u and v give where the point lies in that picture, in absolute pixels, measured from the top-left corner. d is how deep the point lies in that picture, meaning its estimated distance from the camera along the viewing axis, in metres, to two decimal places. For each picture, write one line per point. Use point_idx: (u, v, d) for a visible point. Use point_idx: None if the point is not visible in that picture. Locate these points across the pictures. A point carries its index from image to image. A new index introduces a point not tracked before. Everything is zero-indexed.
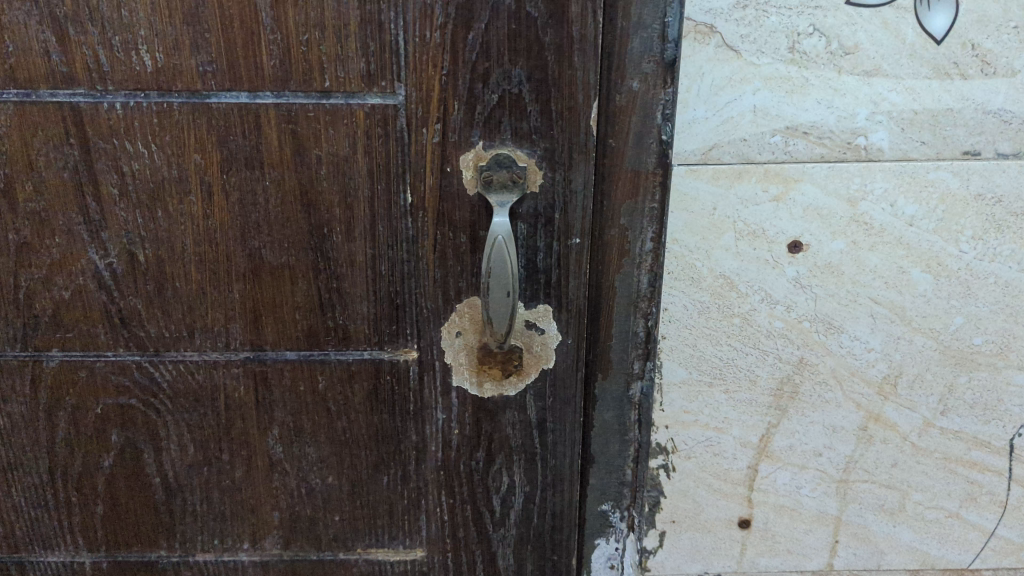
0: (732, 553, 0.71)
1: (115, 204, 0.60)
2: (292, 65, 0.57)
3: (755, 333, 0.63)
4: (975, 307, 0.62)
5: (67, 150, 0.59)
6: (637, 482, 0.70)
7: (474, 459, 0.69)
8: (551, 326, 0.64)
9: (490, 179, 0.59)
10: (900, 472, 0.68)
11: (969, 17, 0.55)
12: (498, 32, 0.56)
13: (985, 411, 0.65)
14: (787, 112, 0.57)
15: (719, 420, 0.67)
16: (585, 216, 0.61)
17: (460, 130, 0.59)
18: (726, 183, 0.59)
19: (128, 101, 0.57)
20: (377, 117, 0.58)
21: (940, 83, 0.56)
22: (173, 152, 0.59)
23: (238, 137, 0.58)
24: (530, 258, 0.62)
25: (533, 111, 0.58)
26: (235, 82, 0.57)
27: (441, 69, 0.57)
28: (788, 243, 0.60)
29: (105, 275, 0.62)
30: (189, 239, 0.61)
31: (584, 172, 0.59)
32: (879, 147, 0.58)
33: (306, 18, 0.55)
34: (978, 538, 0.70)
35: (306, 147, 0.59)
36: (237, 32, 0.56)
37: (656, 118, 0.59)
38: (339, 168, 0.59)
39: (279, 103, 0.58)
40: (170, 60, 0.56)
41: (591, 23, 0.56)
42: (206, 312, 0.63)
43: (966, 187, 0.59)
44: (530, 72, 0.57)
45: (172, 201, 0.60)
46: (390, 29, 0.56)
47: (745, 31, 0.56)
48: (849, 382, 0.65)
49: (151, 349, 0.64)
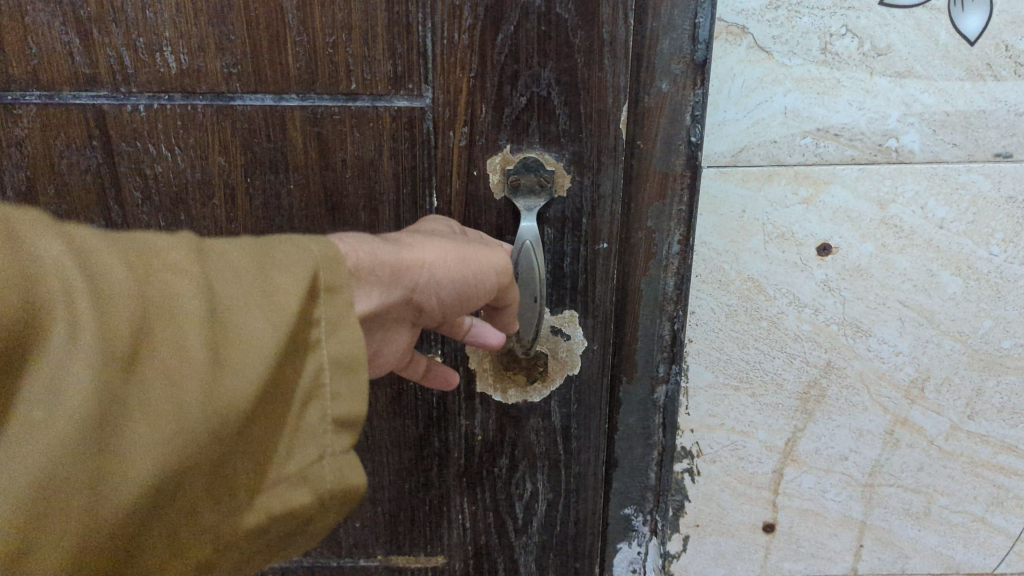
0: (756, 557, 0.71)
1: (138, 207, 0.60)
2: (318, 67, 0.56)
3: (782, 336, 0.63)
4: (1005, 311, 0.61)
5: (89, 153, 0.58)
6: (660, 487, 0.70)
7: (498, 466, 0.69)
8: (577, 332, 0.64)
9: (518, 183, 0.58)
10: (926, 476, 0.67)
11: (1004, 18, 0.54)
12: (528, 34, 0.55)
13: (1012, 414, 0.65)
14: (819, 114, 0.56)
15: (745, 425, 0.66)
16: (613, 220, 0.61)
17: (487, 133, 0.59)
18: (755, 185, 0.58)
19: (152, 103, 0.57)
20: (404, 119, 0.58)
21: (973, 84, 0.56)
22: (196, 154, 0.59)
23: (263, 140, 0.58)
24: (557, 263, 0.62)
25: (562, 113, 0.58)
26: (260, 84, 0.57)
27: (468, 70, 0.57)
28: (817, 246, 0.60)
29: None
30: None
31: (613, 177, 0.59)
32: (910, 149, 0.57)
33: (333, 20, 0.55)
34: (1004, 543, 0.70)
35: (331, 150, 0.58)
36: (263, 34, 0.55)
37: (685, 119, 0.58)
38: (364, 171, 0.59)
39: (305, 105, 0.57)
40: (194, 62, 0.56)
41: (622, 26, 0.55)
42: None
43: (997, 189, 0.58)
44: (559, 75, 0.57)
45: (195, 204, 0.60)
46: (418, 31, 0.55)
47: (777, 32, 0.55)
48: (877, 385, 0.64)
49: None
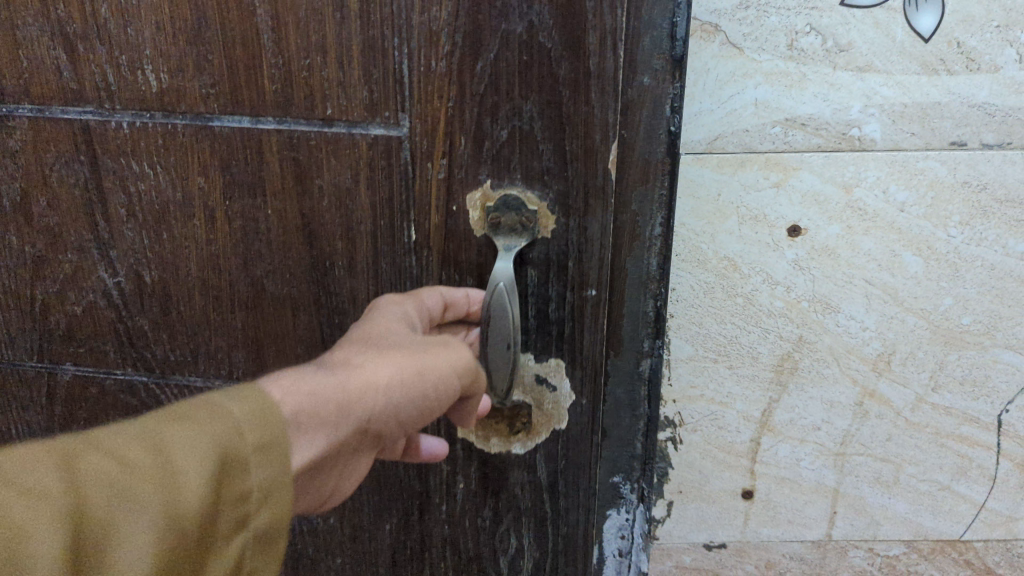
0: (736, 523, 0.76)
1: (123, 223, 0.66)
2: (294, 91, 0.58)
3: (757, 312, 0.68)
4: (963, 289, 0.66)
5: (77, 167, 0.64)
6: (648, 454, 0.74)
7: (481, 517, 0.72)
8: (563, 384, 0.65)
9: (498, 221, 0.60)
10: (893, 446, 0.72)
11: (955, 17, 0.59)
12: (509, 62, 0.55)
13: (973, 387, 0.70)
14: (786, 105, 0.62)
15: (724, 395, 0.72)
16: (599, 268, 0.60)
17: (467, 166, 0.59)
18: (729, 171, 0.64)
19: (134, 120, 0.61)
20: (380, 148, 0.59)
21: (928, 78, 0.61)
22: (177, 174, 0.63)
23: (241, 162, 0.61)
24: (542, 308, 0.63)
25: (546, 149, 0.57)
26: (237, 107, 0.60)
27: (447, 100, 0.57)
28: (787, 227, 0.65)
29: (114, 291, 0.68)
30: (194, 265, 0.66)
31: (600, 220, 0.59)
32: (872, 138, 0.62)
33: (307, 42, 0.56)
34: (969, 510, 0.74)
35: (309, 177, 0.61)
36: (239, 53, 0.58)
37: (666, 109, 0.62)
38: (340, 199, 0.61)
39: (281, 128, 0.60)
40: (174, 81, 0.60)
41: (610, 57, 0.54)
42: (210, 339, 0.69)
43: (953, 175, 0.63)
44: (541, 108, 0.56)
45: (177, 222, 0.65)
46: (393, 57, 0.56)
47: (747, 30, 0.60)
48: (846, 359, 0.69)
49: (157, 370, 0.71)
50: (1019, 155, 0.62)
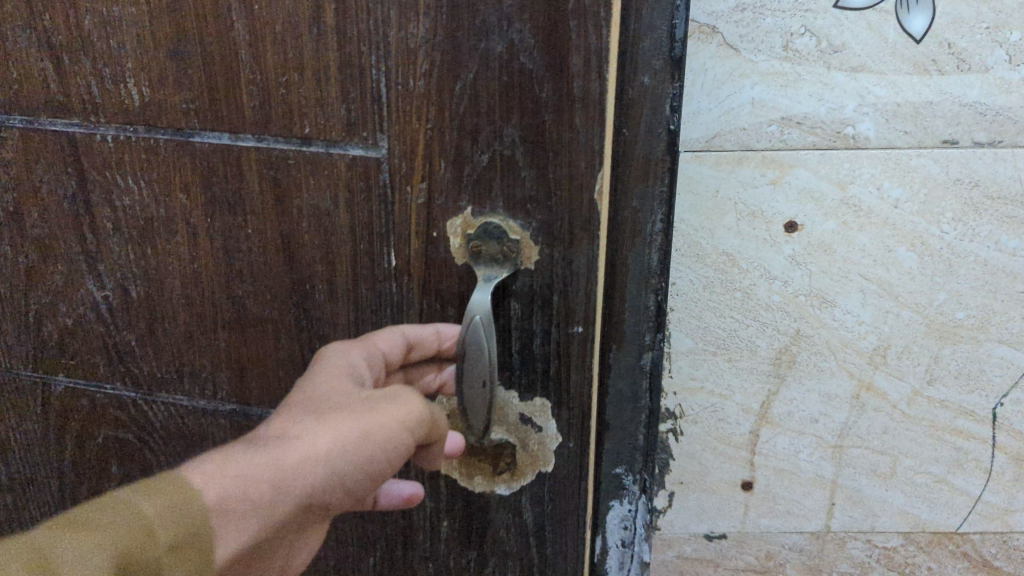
0: (735, 513, 0.78)
1: (110, 236, 0.64)
2: (272, 108, 0.55)
3: (755, 306, 0.70)
4: (957, 284, 0.68)
5: (64, 179, 0.63)
6: (649, 447, 0.76)
7: (465, 558, 0.68)
8: (550, 425, 0.61)
9: (478, 249, 0.55)
10: (890, 439, 0.74)
11: (946, 19, 0.61)
12: (489, 82, 0.50)
13: (968, 380, 0.71)
14: (782, 104, 0.64)
15: (723, 388, 0.73)
16: (587, 304, 0.56)
17: (447, 192, 0.55)
18: (727, 168, 0.66)
19: (118, 133, 0.60)
20: (358, 168, 0.55)
21: (920, 78, 0.62)
22: (159, 189, 0.61)
23: (221, 179, 0.59)
24: (526, 344, 0.58)
25: (528, 176, 0.53)
26: (217, 122, 0.57)
27: (425, 121, 0.53)
28: (784, 223, 0.67)
29: (102, 305, 0.68)
30: (179, 282, 0.64)
31: (586, 253, 0.54)
32: (866, 135, 0.64)
33: (284, 58, 0.53)
34: (965, 503, 0.76)
35: (288, 197, 0.58)
36: (218, 68, 0.55)
37: (665, 109, 0.64)
38: (320, 220, 0.58)
39: (260, 145, 0.57)
40: (154, 95, 0.57)
41: (595, 79, 0.49)
42: (194, 358, 0.68)
43: (945, 172, 0.65)
44: (523, 132, 0.51)
45: (161, 238, 0.63)
46: (370, 74, 0.52)
47: (744, 32, 0.62)
48: (843, 352, 0.71)
49: (144, 387, 0.71)
50: (1010, 153, 0.64)
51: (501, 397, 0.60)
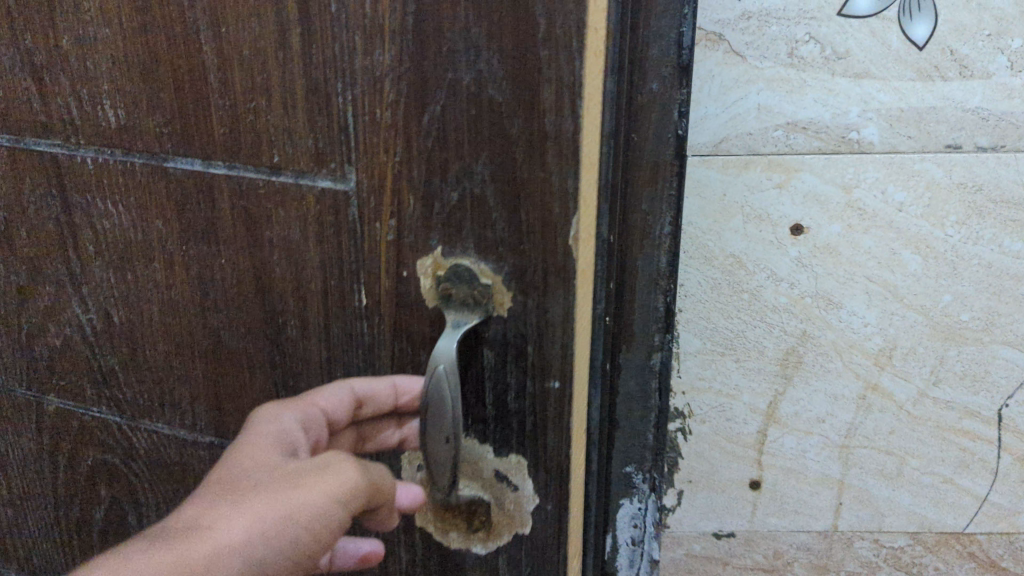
0: (744, 512, 0.80)
1: (93, 261, 0.69)
2: (241, 136, 0.57)
3: (762, 307, 0.71)
4: (961, 286, 0.69)
5: (49, 202, 0.68)
6: (659, 445, 0.78)
7: None
8: (526, 483, 0.59)
9: (450, 293, 0.54)
10: (896, 439, 0.75)
11: (948, 26, 0.62)
12: (456, 114, 0.49)
13: (973, 381, 0.72)
14: (788, 110, 0.65)
15: (731, 388, 0.75)
16: (562, 355, 0.54)
17: (417, 230, 0.54)
18: (734, 172, 0.68)
19: (97, 156, 0.64)
20: (327, 202, 0.56)
21: (923, 85, 0.64)
22: (137, 214, 0.64)
23: (196, 207, 0.61)
24: (501, 395, 0.57)
25: (498, 220, 0.51)
26: (190, 150, 0.59)
27: (393, 154, 0.52)
28: (790, 226, 0.69)
29: (88, 327, 0.72)
30: (156, 309, 0.68)
31: (560, 305, 0.53)
32: (870, 140, 0.66)
33: (253, 84, 0.54)
34: (972, 503, 0.77)
35: (259, 232, 0.60)
36: (189, 94, 0.57)
37: (673, 115, 0.67)
38: (291, 254, 0.59)
39: (231, 173, 0.58)
40: (130, 116, 0.60)
41: (567, 117, 0.47)
42: (176, 387, 0.71)
43: (948, 176, 0.66)
44: (493, 170, 0.50)
45: (140, 264, 0.67)
46: (336, 97, 0.52)
47: (750, 39, 0.64)
48: (849, 353, 0.72)
49: (128, 412, 0.75)
50: (1013, 157, 0.65)
51: (475, 448, 0.59)
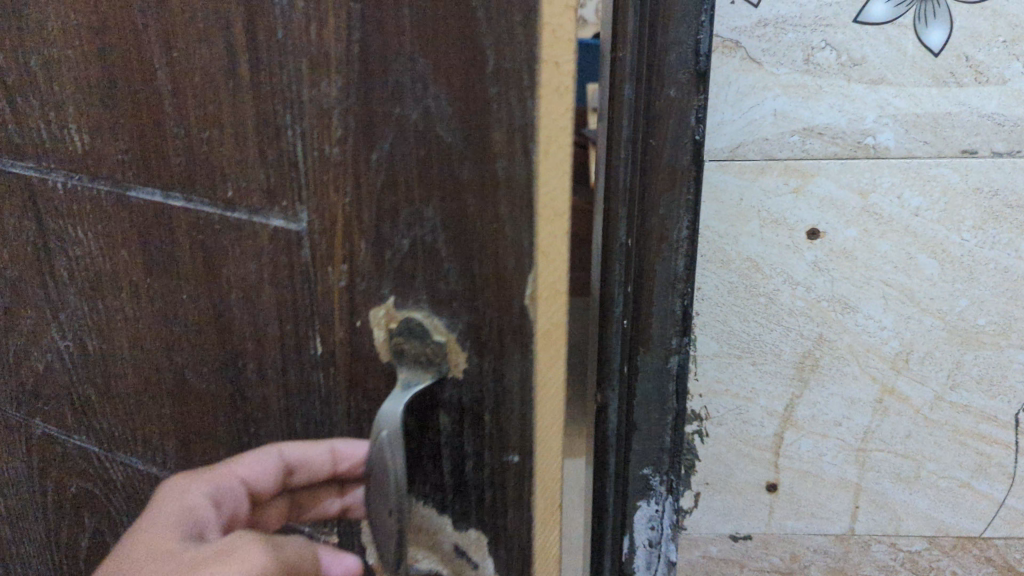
0: (761, 515, 0.80)
1: (66, 286, 0.62)
2: (198, 166, 0.49)
3: (778, 311, 0.72)
4: (978, 291, 0.70)
5: (27, 224, 0.62)
6: (676, 447, 0.78)
7: None
8: (488, 561, 0.47)
9: (401, 347, 0.44)
10: (914, 442, 0.75)
11: (963, 33, 0.63)
12: (406, 152, 0.40)
13: (990, 386, 0.73)
14: (804, 115, 0.66)
15: (747, 390, 0.75)
16: (521, 426, 0.43)
17: (369, 276, 0.44)
18: (751, 176, 0.69)
19: (68, 180, 0.57)
20: (280, 242, 0.47)
21: (939, 91, 0.64)
22: (104, 241, 0.57)
23: (157, 237, 0.54)
24: (456, 465, 0.45)
25: (448, 274, 0.41)
26: (149, 177, 0.52)
27: (343, 194, 0.43)
28: (807, 230, 0.70)
29: (65, 354, 0.65)
30: (126, 343, 0.60)
31: (518, 368, 0.41)
32: (886, 146, 0.67)
33: (206, 112, 0.47)
34: (989, 507, 0.77)
35: (217, 265, 0.51)
36: (146, 118, 0.50)
37: (691, 120, 0.66)
38: (249, 294, 0.51)
39: (188, 207, 0.51)
40: (94, 143, 0.54)
41: (519, 161, 0.37)
42: (145, 425, 0.63)
43: (964, 181, 0.67)
44: (445, 216, 0.40)
45: (109, 293, 0.59)
46: (287, 135, 0.44)
47: (766, 46, 0.65)
48: (865, 357, 0.73)
49: (105, 443, 0.67)
50: None
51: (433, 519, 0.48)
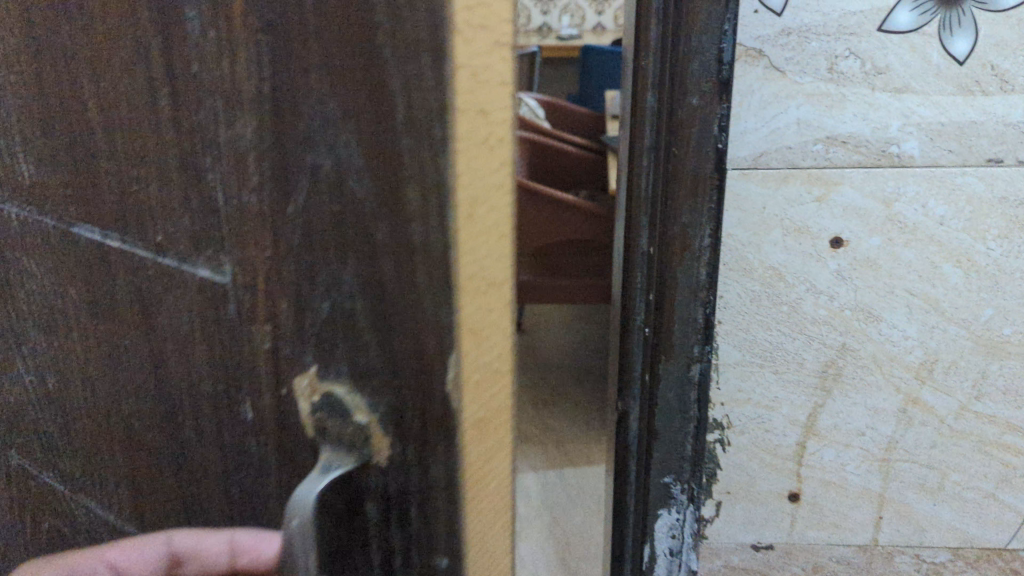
0: (782, 524, 0.80)
1: (19, 312, 0.44)
2: (129, 195, 0.33)
3: (801, 320, 0.72)
4: (1004, 300, 0.69)
5: None
6: (697, 457, 0.77)
7: None
8: None
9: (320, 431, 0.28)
10: (938, 453, 0.75)
11: (988, 42, 0.62)
12: (319, 207, 0.25)
13: (1016, 397, 0.72)
14: (827, 124, 0.66)
15: (770, 400, 0.75)
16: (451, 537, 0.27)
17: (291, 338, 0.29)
18: (773, 185, 0.68)
19: (20, 212, 0.40)
20: (211, 301, 0.32)
21: (964, 99, 0.64)
22: (49, 267, 0.40)
23: (87, 257, 0.37)
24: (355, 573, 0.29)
25: (359, 381, 0.27)
26: (84, 191, 0.35)
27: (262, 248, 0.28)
28: (830, 239, 0.69)
29: (20, 384, 0.46)
30: (76, 384, 0.42)
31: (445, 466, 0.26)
32: (910, 154, 0.66)
33: (136, 131, 0.31)
34: (1014, 519, 0.76)
35: (152, 316, 0.35)
36: (72, 114, 0.34)
37: (713, 129, 0.66)
38: (181, 348, 0.34)
39: (122, 246, 0.35)
40: (39, 173, 0.38)
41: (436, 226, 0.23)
42: (87, 467, 0.44)
43: (990, 190, 0.66)
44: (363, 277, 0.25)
45: (58, 333, 0.42)
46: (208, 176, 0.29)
47: (790, 55, 0.64)
48: (889, 367, 0.73)
49: (61, 469, 0.47)
50: None
51: None
